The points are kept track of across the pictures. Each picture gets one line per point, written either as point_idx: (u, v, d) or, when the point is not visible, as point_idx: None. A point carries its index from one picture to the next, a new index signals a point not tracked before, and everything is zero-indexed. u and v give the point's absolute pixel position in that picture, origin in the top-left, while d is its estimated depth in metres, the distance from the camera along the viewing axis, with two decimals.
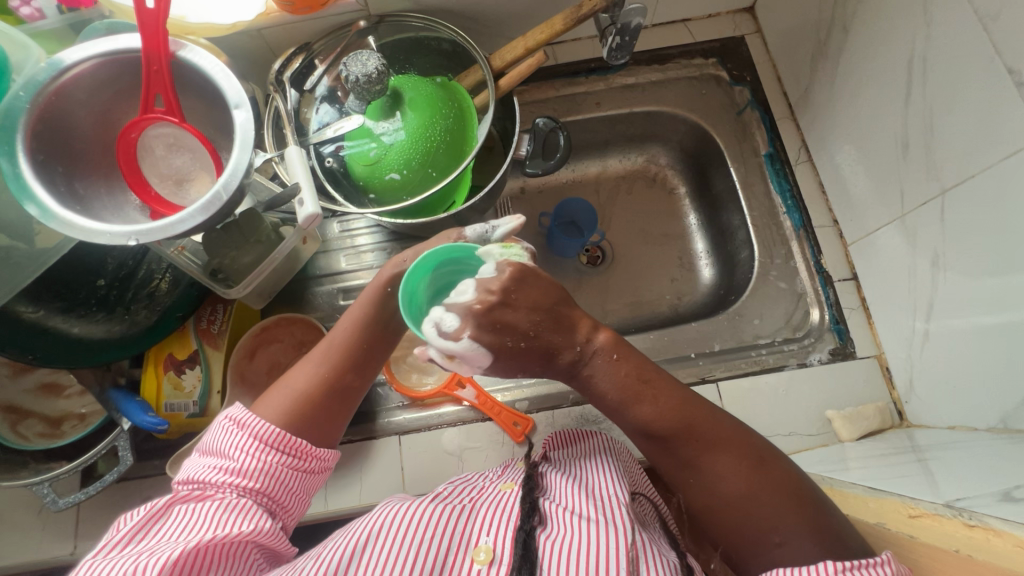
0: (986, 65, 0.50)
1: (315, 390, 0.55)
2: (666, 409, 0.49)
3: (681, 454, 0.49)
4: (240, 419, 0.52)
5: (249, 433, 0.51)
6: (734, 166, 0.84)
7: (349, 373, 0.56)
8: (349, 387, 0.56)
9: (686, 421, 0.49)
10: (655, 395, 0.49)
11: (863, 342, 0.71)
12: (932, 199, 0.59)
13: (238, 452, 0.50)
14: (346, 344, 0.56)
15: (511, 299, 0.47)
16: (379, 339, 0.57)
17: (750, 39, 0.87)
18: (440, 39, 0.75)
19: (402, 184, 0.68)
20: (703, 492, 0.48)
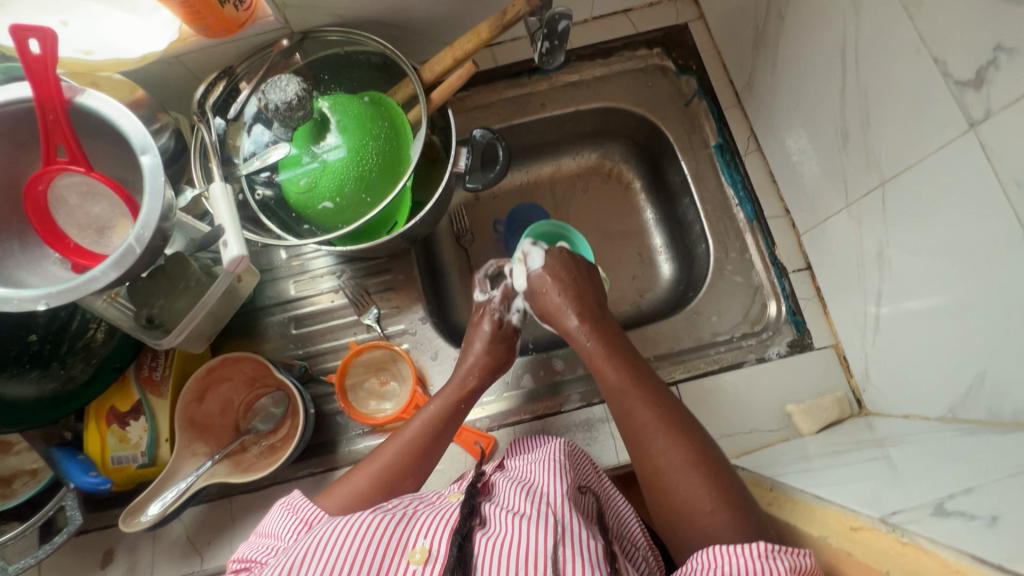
0: (913, 54, 0.48)
1: (382, 482, 0.60)
2: (640, 373, 0.63)
3: (640, 409, 0.60)
4: (295, 504, 0.56)
5: (300, 517, 0.55)
6: (685, 159, 0.82)
7: (415, 468, 0.61)
8: (407, 486, 0.61)
9: (648, 383, 0.62)
10: (634, 364, 0.65)
11: (820, 332, 0.71)
12: (872, 190, 0.58)
13: (288, 533, 0.54)
14: (417, 439, 0.63)
15: (584, 299, 0.71)
16: (433, 441, 0.63)
17: (693, 25, 0.84)
18: (368, 53, 0.72)
19: (336, 212, 0.66)
20: (649, 448, 0.57)
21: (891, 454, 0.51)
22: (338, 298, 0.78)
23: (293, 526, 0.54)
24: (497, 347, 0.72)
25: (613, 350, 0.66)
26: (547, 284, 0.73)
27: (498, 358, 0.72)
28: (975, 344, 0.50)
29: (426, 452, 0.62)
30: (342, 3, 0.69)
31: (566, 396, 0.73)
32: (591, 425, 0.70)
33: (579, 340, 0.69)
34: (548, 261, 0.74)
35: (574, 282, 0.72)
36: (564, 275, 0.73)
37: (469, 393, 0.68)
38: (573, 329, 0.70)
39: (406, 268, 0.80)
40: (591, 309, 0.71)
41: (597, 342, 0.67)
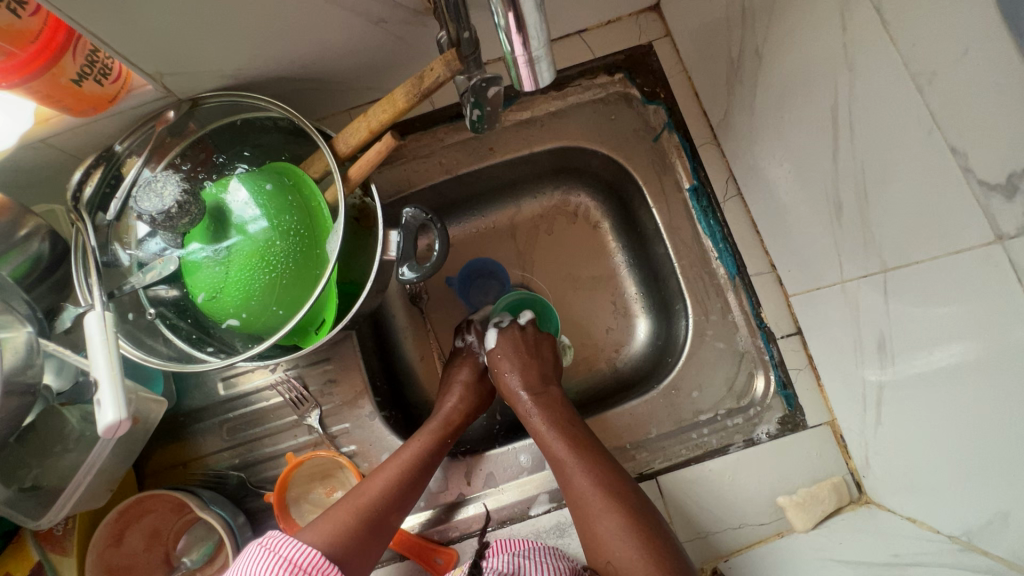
0: None
1: (366, 515, 0.57)
2: (583, 438, 0.62)
3: (577, 475, 0.59)
4: (274, 544, 0.50)
5: (284, 555, 0.49)
6: (656, 206, 0.72)
7: (399, 501, 0.59)
8: (392, 520, 0.58)
9: (586, 447, 0.61)
10: (574, 428, 0.63)
11: (814, 408, 0.63)
12: (872, 274, 0.50)
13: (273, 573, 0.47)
14: (404, 470, 0.60)
15: (530, 369, 0.70)
16: (416, 478, 0.61)
17: (658, 45, 0.72)
18: (274, 118, 0.61)
19: (245, 327, 0.56)
20: (585, 504, 0.57)
21: None
22: (275, 397, 0.69)
23: (278, 564, 0.48)
24: (471, 391, 0.72)
25: (551, 416, 0.65)
26: (499, 359, 0.71)
27: (482, 398, 0.73)
28: None
29: (413, 483, 0.60)
30: (234, 63, 0.57)
31: (533, 495, 0.65)
32: (563, 529, 0.62)
33: (521, 409, 0.67)
34: (503, 340, 0.73)
35: (527, 352, 0.71)
36: (511, 347, 0.72)
37: (452, 428, 0.67)
38: (516, 398, 0.68)
39: (346, 358, 0.70)
40: (542, 372, 0.70)
41: (541, 416, 0.65)
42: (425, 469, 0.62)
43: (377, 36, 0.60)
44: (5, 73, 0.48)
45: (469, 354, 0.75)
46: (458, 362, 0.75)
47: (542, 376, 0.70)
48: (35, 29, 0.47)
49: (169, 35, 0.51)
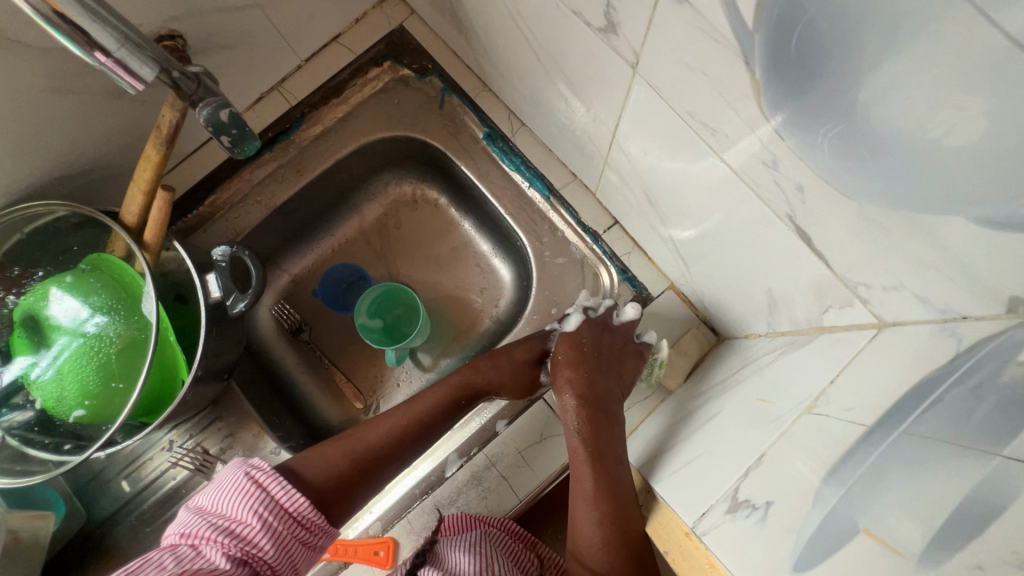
0: (557, 10, 0.44)
1: (362, 462, 0.63)
2: (607, 475, 0.58)
3: (585, 500, 0.58)
4: (265, 481, 0.55)
5: (269, 496, 0.55)
6: (463, 163, 0.77)
7: (396, 452, 0.65)
8: (385, 470, 0.65)
9: (607, 480, 0.58)
10: (604, 465, 0.59)
11: (652, 280, 0.69)
12: (612, 141, 0.54)
13: (244, 512, 0.53)
14: (408, 431, 0.65)
15: (591, 391, 0.63)
16: (415, 438, 0.66)
17: (408, 24, 0.77)
18: (60, 216, 0.62)
19: (94, 413, 0.57)
20: (578, 485, 0.59)
21: (731, 400, 0.49)
22: (180, 472, 0.71)
23: (261, 503, 0.54)
24: (500, 369, 0.68)
25: (586, 448, 0.59)
26: (564, 354, 0.66)
27: (513, 384, 0.68)
28: (753, 264, 0.47)
29: (410, 442, 0.65)
30: None
31: (444, 458, 0.67)
32: (479, 477, 0.65)
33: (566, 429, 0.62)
34: (583, 326, 0.67)
35: (593, 362, 0.65)
36: (580, 347, 0.66)
37: (473, 389, 0.68)
38: (565, 412, 0.63)
39: (235, 407, 0.73)
40: (612, 374, 0.65)
41: (583, 424, 0.61)
42: (431, 428, 0.67)
43: (127, 109, 0.63)
44: None
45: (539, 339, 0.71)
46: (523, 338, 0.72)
47: (602, 399, 0.62)
48: None
49: None
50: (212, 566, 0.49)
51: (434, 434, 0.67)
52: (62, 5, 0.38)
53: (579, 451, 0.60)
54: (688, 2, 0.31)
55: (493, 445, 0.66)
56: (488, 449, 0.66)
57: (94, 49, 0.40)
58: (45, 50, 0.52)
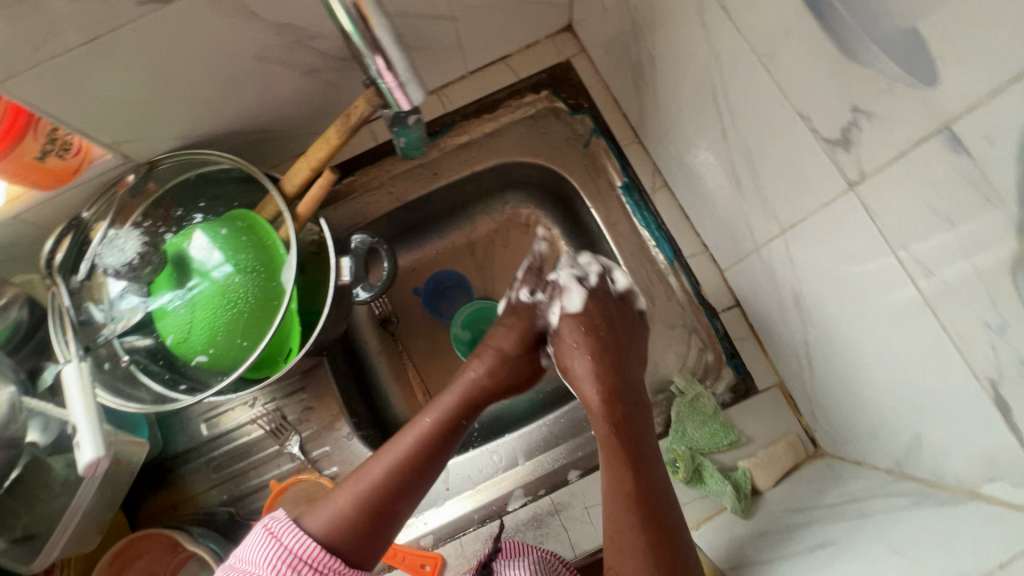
0: (778, 107, 0.43)
1: (369, 506, 0.56)
2: (663, 524, 0.55)
3: (643, 553, 0.54)
4: (281, 530, 0.52)
5: (286, 545, 0.51)
6: (594, 206, 0.77)
7: (417, 479, 0.59)
8: (400, 503, 0.58)
9: (663, 530, 0.55)
10: (658, 511, 0.56)
11: (761, 373, 0.67)
12: (776, 237, 0.53)
13: (267, 563, 0.50)
14: (413, 459, 0.59)
15: (632, 429, 0.60)
16: (425, 464, 0.60)
17: (576, 61, 0.79)
18: (226, 169, 0.66)
19: (214, 362, 0.60)
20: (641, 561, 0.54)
21: (844, 533, 0.47)
22: (256, 430, 0.73)
23: (278, 553, 0.51)
24: (507, 369, 0.67)
25: (635, 493, 0.57)
26: (582, 340, 0.65)
27: (519, 373, 0.68)
28: (906, 403, 0.45)
29: (416, 471, 0.59)
30: (186, 124, 0.63)
31: (509, 490, 0.68)
32: (541, 520, 0.64)
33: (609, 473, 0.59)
34: (589, 305, 0.67)
35: (615, 345, 0.64)
36: (604, 363, 0.63)
37: (472, 405, 0.64)
38: (607, 451, 0.59)
39: (321, 384, 0.74)
40: (626, 372, 0.64)
41: (614, 450, 0.59)
42: (439, 454, 0.61)
43: (312, 85, 0.66)
44: None
45: (526, 317, 0.69)
46: (513, 319, 0.69)
47: (644, 439, 0.60)
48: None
49: (117, 105, 0.57)
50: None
51: (444, 457, 0.62)
52: (367, 7, 0.41)
53: (630, 499, 0.56)
54: (969, 154, 0.30)
55: (562, 492, 0.65)
56: (556, 495, 0.65)
57: (376, 53, 0.44)
58: (271, 23, 0.56)
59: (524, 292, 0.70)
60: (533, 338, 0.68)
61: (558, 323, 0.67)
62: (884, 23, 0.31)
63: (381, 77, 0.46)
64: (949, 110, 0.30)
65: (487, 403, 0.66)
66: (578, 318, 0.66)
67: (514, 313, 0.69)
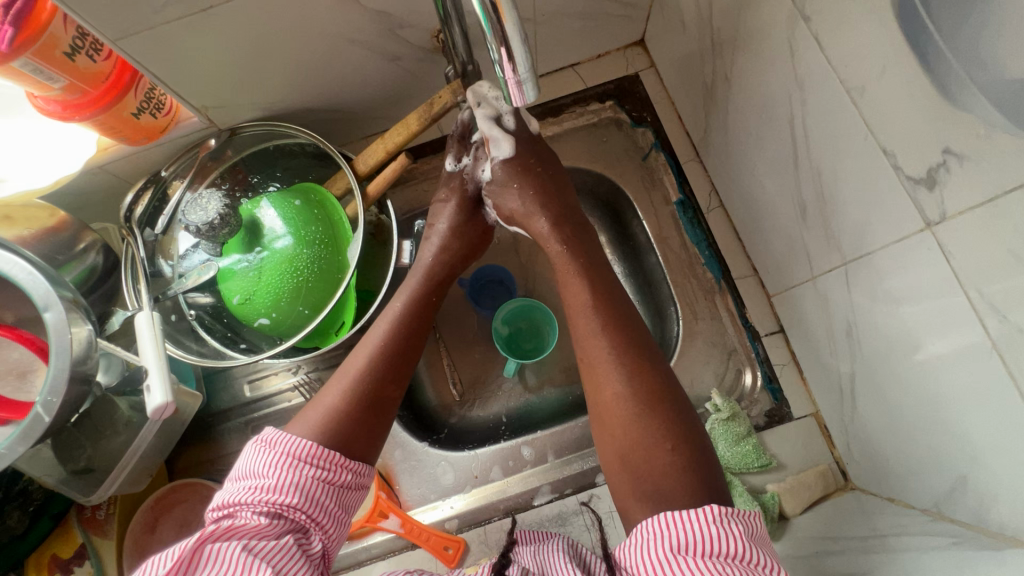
0: (860, 140, 0.44)
1: (357, 397, 0.55)
2: (671, 414, 0.51)
3: (659, 452, 0.49)
4: (272, 438, 0.50)
5: (282, 450, 0.49)
6: (646, 218, 0.78)
7: (393, 373, 0.58)
8: (388, 394, 0.57)
9: (672, 421, 0.51)
10: (665, 403, 0.52)
11: (798, 400, 0.67)
12: (835, 267, 0.54)
13: (272, 468, 0.48)
14: (387, 342, 0.59)
15: (619, 329, 0.56)
16: (401, 353, 0.59)
17: (644, 75, 0.81)
18: (302, 144, 0.69)
19: (273, 326, 0.62)
20: (638, 434, 0.51)
21: (878, 564, 0.48)
22: (296, 397, 0.75)
23: (278, 459, 0.48)
24: (460, 241, 0.68)
25: (636, 395, 0.52)
26: (516, 177, 0.65)
27: (469, 242, 0.69)
28: (955, 444, 0.46)
29: (396, 358, 0.59)
30: (270, 96, 0.66)
31: (536, 486, 0.69)
32: (564, 518, 0.67)
33: (602, 386, 0.54)
34: (520, 147, 0.66)
35: (548, 185, 0.66)
36: (576, 262, 0.61)
37: (438, 284, 0.66)
38: (598, 361, 0.55)
39: None
40: (563, 202, 0.66)
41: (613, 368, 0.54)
42: (409, 339, 0.60)
43: (393, 72, 0.69)
44: (78, 109, 0.56)
45: (459, 185, 0.69)
46: (447, 191, 0.69)
47: (635, 338, 0.56)
48: (106, 70, 0.56)
49: (214, 73, 0.59)
50: (247, 529, 0.44)
51: (416, 338, 0.61)
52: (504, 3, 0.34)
53: (631, 402, 0.52)
54: None
55: (589, 494, 0.67)
56: (583, 495, 0.67)
57: (501, 43, 0.36)
58: (369, 10, 0.58)
59: (450, 161, 0.68)
60: (470, 202, 0.69)
61: (491, 171, 0.67)
62: (994, 71, 0.33)
63: (500, 68, 0.39)
64: None
65: (452, 276, 0.68)
66: (511, 164, 0.65)
67: (447, 184, 0.70)
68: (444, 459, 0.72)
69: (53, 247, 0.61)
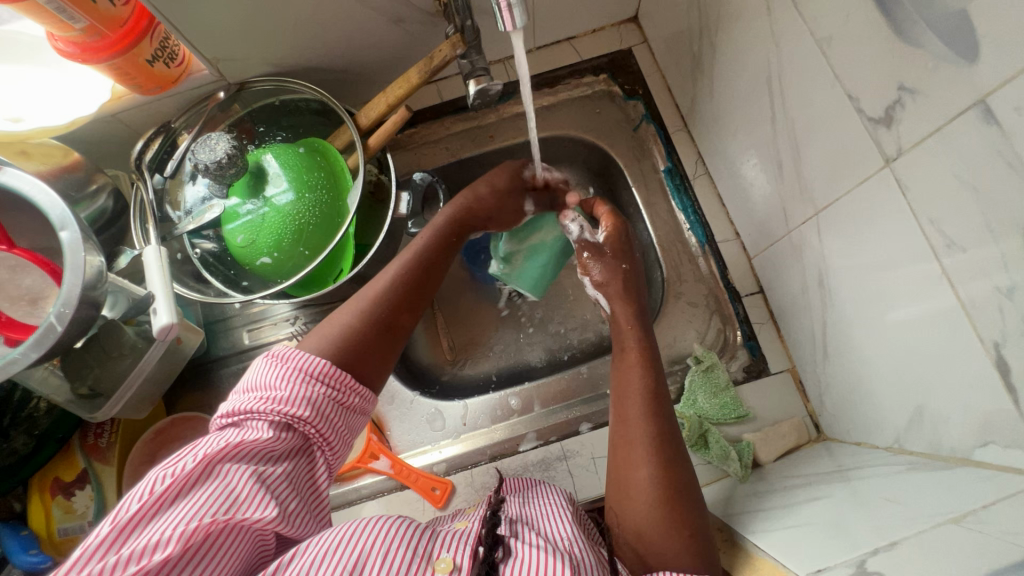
0: (829, 87, 0.48)
1: (374, 322, 0.56)
2: (691, 519, 0.52)
3: (675, 550, 0.50)
4: (285, 354, 0.50)
5: (294, 364, 0.49)
6: (636, 186, 0.81)
7: (403, 303, 0.59)
8: (400, 324, 0.58)
9: (691, 523, 0.51)
10: (690, 501, 0.53)
11: (775, 357, 0.70)
12: (809, 219, 0.57)
13: (283, 383, 0.48)
14: (406, 276, 0.60)
15: (657, 417, 0.57)
16: (419, 283, 0.61)
17: (637, 50, 0.84)
18: (307, 100, 0.72)
19: (275, 266, 0.65)
20: (660, 530, 0.51)
21: (839, 490, 0.50)
22: (294, 345, 0.77)
23: (287, 377, 0.48)
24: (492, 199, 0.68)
25: (666, 485, 0.53)
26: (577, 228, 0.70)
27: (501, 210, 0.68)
28: (915, 377, 0.49)
29: (416, 292, 0.60)
30: (276, 53, 0.68)
31: (522, 434, 0.72)
32: (548, 464, 0.69)
33: (633, 465, 0.55)
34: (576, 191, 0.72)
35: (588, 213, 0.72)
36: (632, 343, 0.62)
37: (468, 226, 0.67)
38: (632, 446, 0.56)
39: None
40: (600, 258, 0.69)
41: (646, 450, 0.55)
42: (429, 280, 0.62)
43: (396, 34, 0.72)
44: (95, 51, 0.59)
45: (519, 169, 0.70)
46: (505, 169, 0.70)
47: (665, 411, 0.58)
48: (124, 15, 0.59)
49: (218, 25, 0.61)
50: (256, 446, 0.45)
51: (435, 279, 0.63)
52: None
53: (660, 494, 0.52)
54: (999, 126, 0.35)
55: (572, 440, 0.69)
56: (567, 442, 0.69)
57: None
58: None
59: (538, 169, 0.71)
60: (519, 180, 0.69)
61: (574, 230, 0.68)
62: (938, 6, 0.36)
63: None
64: (984, 85, 0.35)
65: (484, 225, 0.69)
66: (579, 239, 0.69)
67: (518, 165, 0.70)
68: (435, 408, 0.75)
69: (66, 186, 0.63)
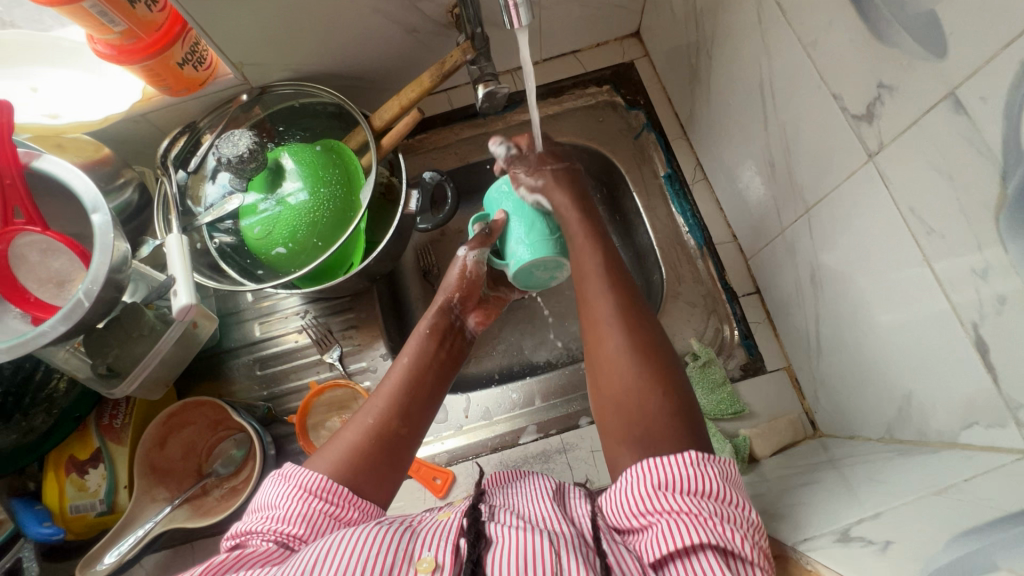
0: (816, 88, 0.51)
1: (377, 441, 0.54)
2: (666, 370, 0.52)
3: (653, 400, 0.50)
4: (289, 473, 0.50)
5: (296, 482, 0.49)
6: (637, 191, 0.84)
7: (412, 426, 0.57)
8: (403, 436, 0.56)
9: (665, 371, 0.52)
10: (663, 359, 0.53)
11: (771, 355, 0.72)
12: (800, 216, 0.60)
13: (287, 502, 0.48)
14: (404, 388, 0.59)
15: (621, 289, 0.58)
16: (422, 386, 0.60)
17: (639, 63, 0.87)
18: (324, 103, 0.76)
19: (290, 257, 0.68)
20: (638, 390, 0.51)
21: (831, 476, 0.51)
22: (303, 338, 0.80)
23: (290, 492, 0.48)
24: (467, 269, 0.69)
25: (638, 346, 0.53)
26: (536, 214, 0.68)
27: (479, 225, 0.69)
28: (902, 365, 0.50)
29: (417, 402, 0.58)
30: (297, 59, 0.72)
31: (523, 427, 0.73)
32: (548, 456, 0.70)
33: (605, 338, 0.55)
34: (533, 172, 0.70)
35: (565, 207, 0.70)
36: (583, 233, 0.62)
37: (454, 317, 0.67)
38: (601, 321, 0.56)
39: (367, 307, 0.81)
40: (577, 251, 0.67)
41: (614, 317, 0.56)
42: (430, 376, 0.61)
43: (410, 43, 0.76)
44: (130, 53, 0.63)
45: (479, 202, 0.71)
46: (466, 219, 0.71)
47: (626, 278, 0.59)
48: (159, 21, 0.64)
49: (246, 31, 0.65)
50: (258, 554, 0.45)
51: (438, 381, 0.61)
52: None
53: (632, 352, 0.53)
54: (968, 116, 0.37)
55: (572, 434, 0.71)
56: (567, 435, 0.71)
57: None
58: None
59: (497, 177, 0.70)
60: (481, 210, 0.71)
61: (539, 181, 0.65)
62: (909, 7, 0.39)
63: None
64: (954, 78, 0.37)
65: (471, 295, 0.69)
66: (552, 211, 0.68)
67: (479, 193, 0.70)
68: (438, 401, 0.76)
69: (96, 178, 0.67)
